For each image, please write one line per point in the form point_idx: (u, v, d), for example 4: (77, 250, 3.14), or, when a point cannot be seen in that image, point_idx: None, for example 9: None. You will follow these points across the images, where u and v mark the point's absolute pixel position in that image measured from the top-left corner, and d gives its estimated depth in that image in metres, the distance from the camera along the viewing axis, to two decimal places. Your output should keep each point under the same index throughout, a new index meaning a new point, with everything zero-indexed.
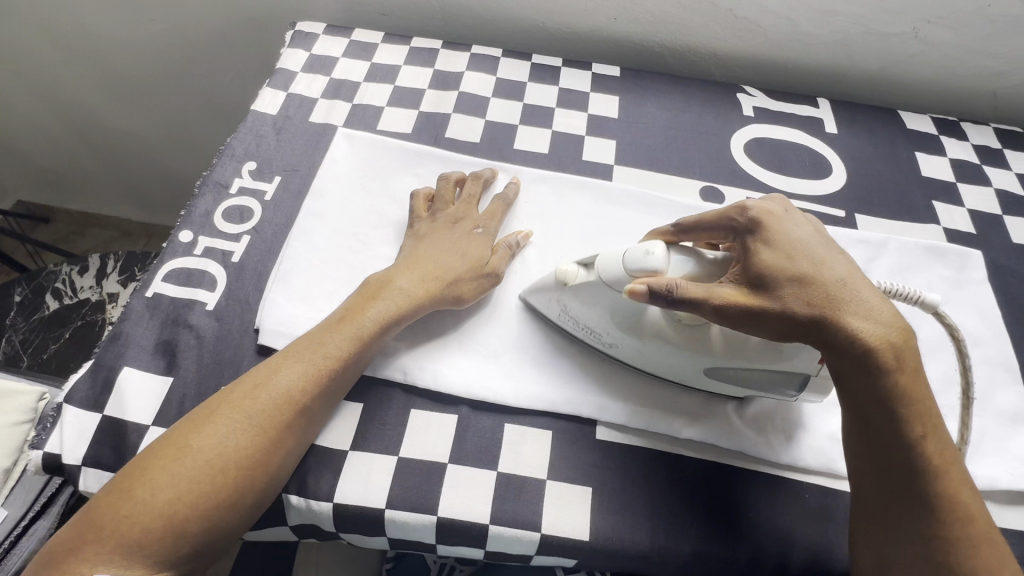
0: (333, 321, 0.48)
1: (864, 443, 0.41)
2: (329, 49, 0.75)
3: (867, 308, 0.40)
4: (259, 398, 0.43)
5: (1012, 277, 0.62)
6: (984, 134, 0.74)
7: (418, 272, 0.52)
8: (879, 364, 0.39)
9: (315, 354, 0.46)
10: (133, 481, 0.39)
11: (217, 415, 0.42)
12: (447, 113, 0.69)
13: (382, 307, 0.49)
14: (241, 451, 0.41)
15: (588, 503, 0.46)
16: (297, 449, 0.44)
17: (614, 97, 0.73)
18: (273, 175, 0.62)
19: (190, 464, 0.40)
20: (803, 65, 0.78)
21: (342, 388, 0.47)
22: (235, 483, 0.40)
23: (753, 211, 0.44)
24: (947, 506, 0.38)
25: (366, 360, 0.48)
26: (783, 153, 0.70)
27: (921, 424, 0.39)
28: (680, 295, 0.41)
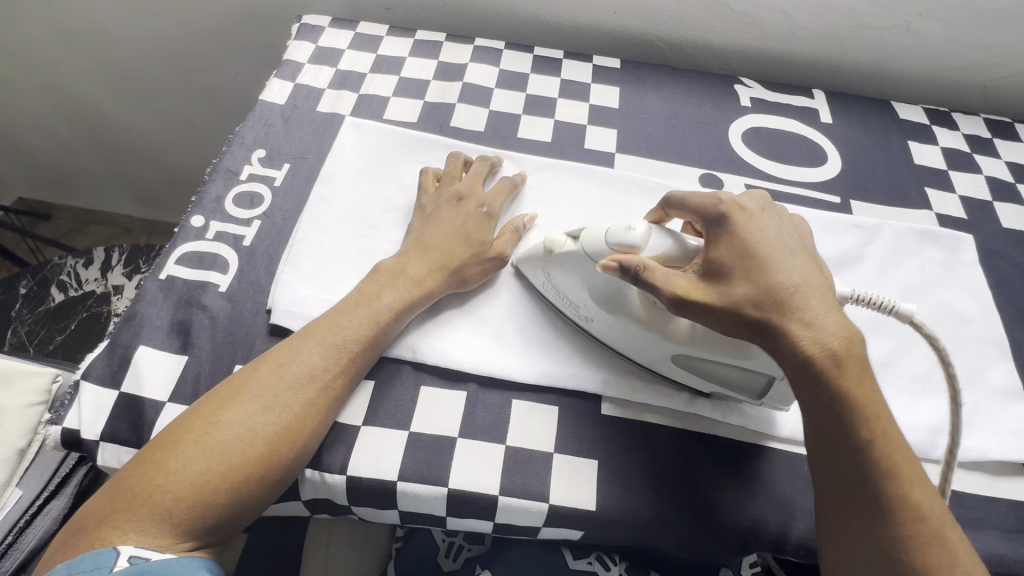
0: (351, 304, 0.50)
1: (816, 445, 0.42)
2: (334, 41, 0.76)
3: (812, 315, 0.40)
4: (284, 377, 0.45)
5: (1002, 260, 0.64)
6: (974, 124, 0.76)
7: (427, 258, 0.53)
8: (821, 370, 0.39)
9: (336, 336, 0.47)
10: (164, 454, 0.40)
11: (246, 391, 0.44)
12: (451, 104, 0.71)
13: (396, 291, 0.51)
14: (270, 427, 0.42)
15: (594, 476, 0.47)
16: (323, 428, 0.45)
17: (614, 88, 0.75)
18: (282, 162, 0.64)
19: (220, 438, 0.41)
20: (799, 57, 0.80)
21: (364, 370, 0.49)
22: (262, 458, 0.42)
23: (726, 204, 0.46)
24: (901, 511, 0.38)
25: (384, 342, 0.50)
26: (780, 142, 0.71)
27: (868, 430, 0.39)
28: (641, 279, 0.43)
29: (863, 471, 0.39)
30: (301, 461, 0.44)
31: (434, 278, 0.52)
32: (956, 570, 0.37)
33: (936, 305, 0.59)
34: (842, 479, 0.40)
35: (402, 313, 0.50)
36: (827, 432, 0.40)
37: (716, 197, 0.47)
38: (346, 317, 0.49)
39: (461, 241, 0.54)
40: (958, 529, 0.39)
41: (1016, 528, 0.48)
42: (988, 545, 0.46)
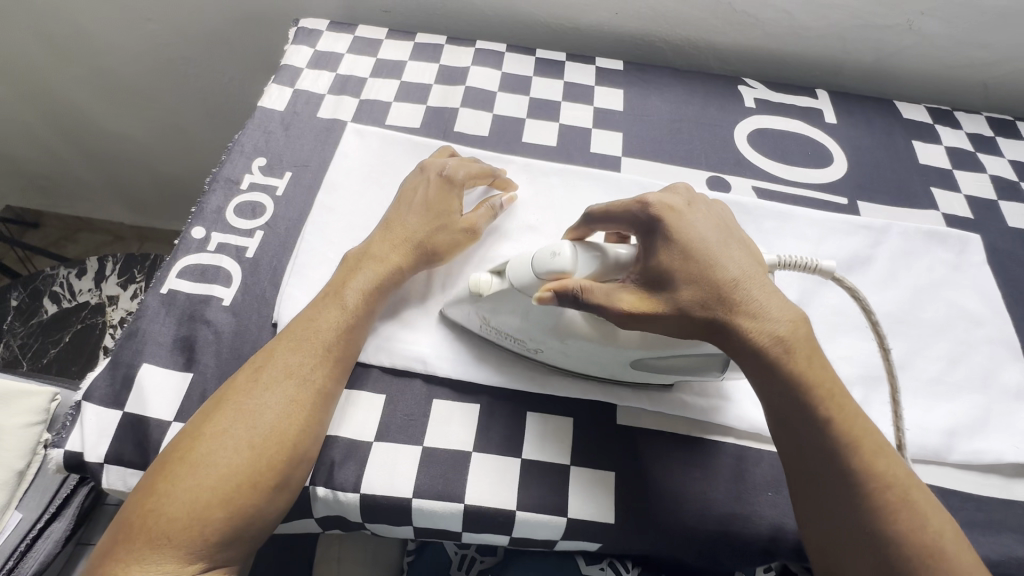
0: (322, 298, 0.49)
1: (779, 435, 0.42)
2: (333, 45, 0.75)
3: (758, 305, 0.41)
4: (258, 378, 0.44)
5: (1010, 259, 0.64)
6: (977, 123, 0.76)
7: (391, 239, 0.52)
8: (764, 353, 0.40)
9: (308, 329, 0.46)
10: (156, 477, 0.40)
11: (227, 402, 0.42)
12: (454, 108, 0.70)
13: (364, 277, 0.50)
14: (253, 430, 0.41)
15: (612, 488, 0.47)
16: (320, 432, 0.44)
17: (617, 90, 0.74)
18: (284, 170, 0.62)
19: (205, 451, 0.40)
20: (802, 57, 0.80)
21: (347, 362, 0.47)
22: (251, 462, 0.40)
23: (653, 206, 0.44)
24: (872, 488, 0.39)
25: (360, 329, 0.48)
26: (785, 144, 0.71)
27: (825, 410, 0.40)
28: (588, 299, 0.42)
29: (824, 450, 0.39)
30: (305, 468, 0.43)
31: (401, 253, 0.51)
32: (931, 544, 0.37)
33: (946, 305, 0.59)
34: (808, 462, 0.40)
35: (376, 296, 0.50)
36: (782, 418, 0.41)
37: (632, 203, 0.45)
38: (318, 311, 0.47)
39: (420, 214, 0.53)
40: (921, 486, 0.40)
41: None
42: (1008, 548, 0.46)
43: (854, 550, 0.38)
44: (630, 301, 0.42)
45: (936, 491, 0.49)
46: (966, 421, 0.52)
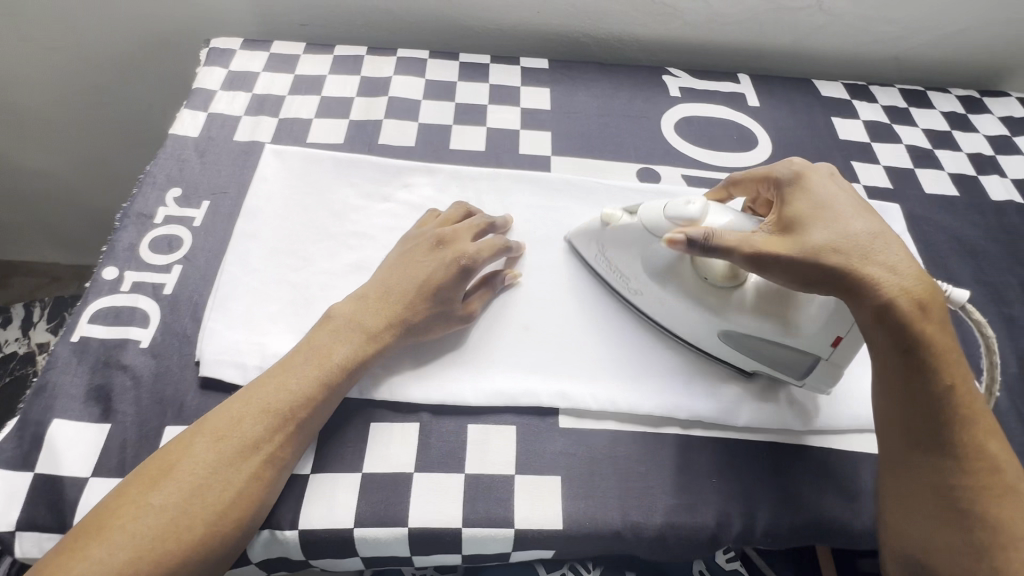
0: (302, 360, 0.46)
1: (893, 391, 0.42)
2: (247, 64, 0.72)
3: (892, 262, 0.42)
4: (224, 449, 0.41)
5: (930, 224, 0.66)
6: (890, 95, 0.79)
7: (384, 314, 0.49)
8: (874, 311, 0.41)
9: (280, 399, 0.44)
10: (86, 543, 0.37)
11: (180, 471, 0.40)
12: (378, 120, 0.68)
13: (347, 343, 0.47)
14: (205, 506, 0.39)
15: (559, 492, 0.46)
16: (267, 501, 0.42)
17: (543, 89, 0.74)
18: (200, 199, 0.59)
19: (148, 524, 0.38)
20: (722, 43, 0.81)
21: (304, 433, 0.45)
22: (197, 540, 0.38)
23: (796, 165, 0.49)
24: (976, 462, 0.40)
25: (333, 400, 0.46)
26: (711, 130, 0.72)
27: (948, 373, 0.41)
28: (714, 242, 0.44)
29: (942, 409, 0.41)
30: (250, 526, 0.41)
31: (380, 339, 0.48)
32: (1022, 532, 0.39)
33: None
34: (926, 417, 0.41)
35: (355, 371, 0.47)
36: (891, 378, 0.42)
37: (769, 172, 0.51)
38: (295, 374, 0.45)
39: (416, 295, 0.50)
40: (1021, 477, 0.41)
41: None
42: None
43: (934, 523, 0.40)
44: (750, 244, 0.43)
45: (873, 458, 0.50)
46: None
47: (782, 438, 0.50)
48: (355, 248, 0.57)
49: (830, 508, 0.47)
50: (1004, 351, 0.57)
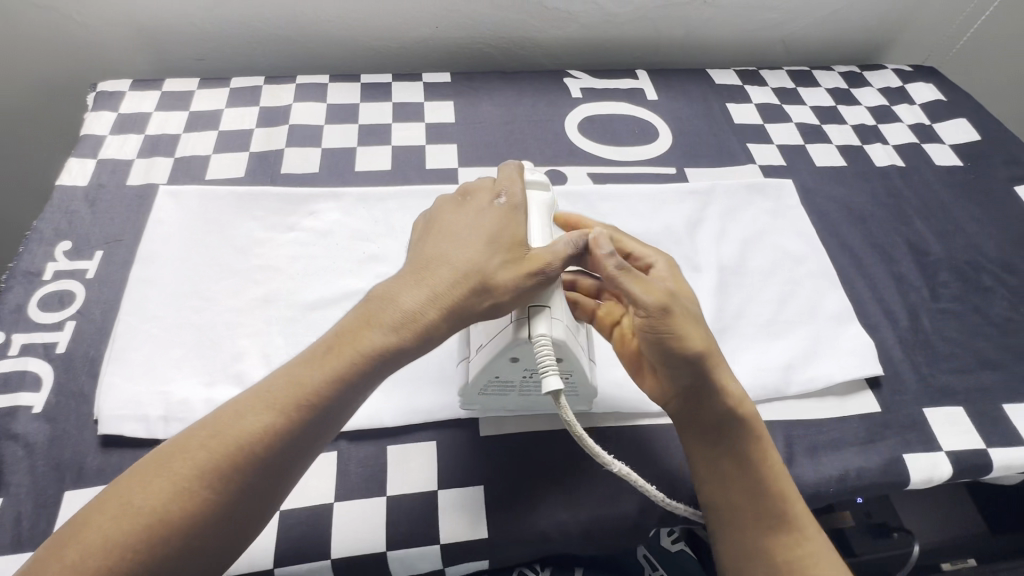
0: (323, 351, 0.40)
1: (743, 471, 0.43)
2: (138, 105, 0.70)
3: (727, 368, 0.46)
4: (222, 449, 0.36)
5: (821, 195, 0.70)
6: (779, 78, 0.83)
7: (442, 275, 0.42)
8: (729, 402, 0.43)
9: (298, 393, 0.38)
10: (68, 539, 0.34)
11: (170, 471, 0.36)
12: (279, 149, 0.67)
13: (387, 323, 0.40)
14: (183, 516, 0.35)
15: (483, 501, 0.46)
16: (250, 514, 0.37)
17: (447, 103, 0.74)
18: (93, 250, 0.57)
19: (122, 529, 0.34)
20: (619, 43, 0.84)
21: (314, 438, 0.39)
22: (171, 552, 0.34)
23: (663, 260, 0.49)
24: (792, 538, 0.42)
25: (358, 392, 0.40)
26: (613, 127, 0.74)
27: (773, 458, 0.44)
28: (617, 273, 0.43)
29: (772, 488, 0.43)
30: (233, 539, 0.37)
31: (432, 305, 0.41)
32: None
33: (772, 251, 0.64)
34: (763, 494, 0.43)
35: (394, 352, 0.40)
36: (725, 462, 0.44)
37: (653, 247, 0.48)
38: (315, 368, 0.39)
39: (479, 245, 0.43)
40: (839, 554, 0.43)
41: (868, 439, 0.52)
42: (846, 462, 0.50)
43: None
44: (662, 303, 0.43)
45: (783, 425, 0.52)
46: (800, 353, 0.56)
47: None
48: (261, 282, 0.56)
49: None
50: (896, 307, 0.61)
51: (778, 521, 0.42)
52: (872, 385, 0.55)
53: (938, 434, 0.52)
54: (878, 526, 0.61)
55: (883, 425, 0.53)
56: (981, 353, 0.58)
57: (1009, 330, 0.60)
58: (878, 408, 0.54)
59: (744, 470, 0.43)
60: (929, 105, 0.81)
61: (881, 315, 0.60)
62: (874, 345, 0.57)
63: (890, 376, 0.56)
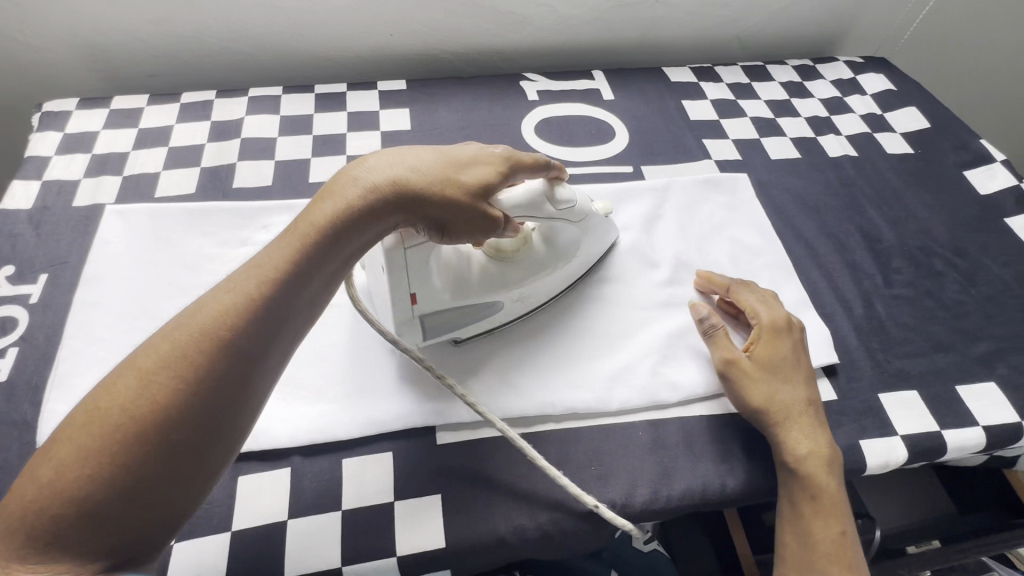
0: (280, 240, 0.39)
1: (795, 518, 0.46)
2: (85, 125, 0.69)
3: (811, 429, 0.48)
4: (187, 335, 0.34)
5: (776, 187, 0.71)
6: (734, 74, 0.84)
7: (392, 169, 0.42)
8: (792, 456, 0.47)
9: (260, 273, 0.37)
10: (42, 461, 0.31)
11: (135, 365, 0.32)
12: (231, 164, 0.66)
13: (335, 207, 0.40)
14: (159, 404, 0.32)
15: (440, 510, 0.46)
16: (227, 395, 0.34)
17: (402, 110, 0.74)
18: (37, 274, 0.56)
19: (95, 432, 0.30)
20: (575, 44, 0.85)
21: (283, 314, 0.37)
22: (158, 445, 0.31)
23: (765, 319, 0.53)
24: None
25: (318, 273, 0.39)
26: (570, 128, 0.75)
27: (833, 519, 0.46)
28: (707, 332, 0.54)
29: (819, 542, 0.45)
30: (218, 426, 0.33)
31: (381, 194, 0.41)
32: None
33: (729, 245, 0.64)
34: (810, 546, 0.45)
35: (350, 229, 0.40)
36: (784, 508, 0.48)
37: (754, 309, 0.54)
38: (272, 255, 0.38)
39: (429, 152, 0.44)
40: None
41: None
42: None
43: None
44: (725, 360, 0.51)
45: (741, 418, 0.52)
46: None
47: (654, 413, 0.52)
48: None
49: (706, 479, 0.49)
50: (851, 295, 0.62)
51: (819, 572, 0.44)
52: (828, 372, 0.56)
53: (893, 419, 0.53)
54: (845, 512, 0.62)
55: (838, 413, 0.53)
56: (933, 336, 0.59)
57: (960, 313, 0.61)
58: (834, 396, 0.54)
59: (793, 515, 0.47)
60: (881, 95, 0.82)
61: (836, 304, 0.61)
62: (830, 333, 0.58)
63: (846, 363, 0.56)
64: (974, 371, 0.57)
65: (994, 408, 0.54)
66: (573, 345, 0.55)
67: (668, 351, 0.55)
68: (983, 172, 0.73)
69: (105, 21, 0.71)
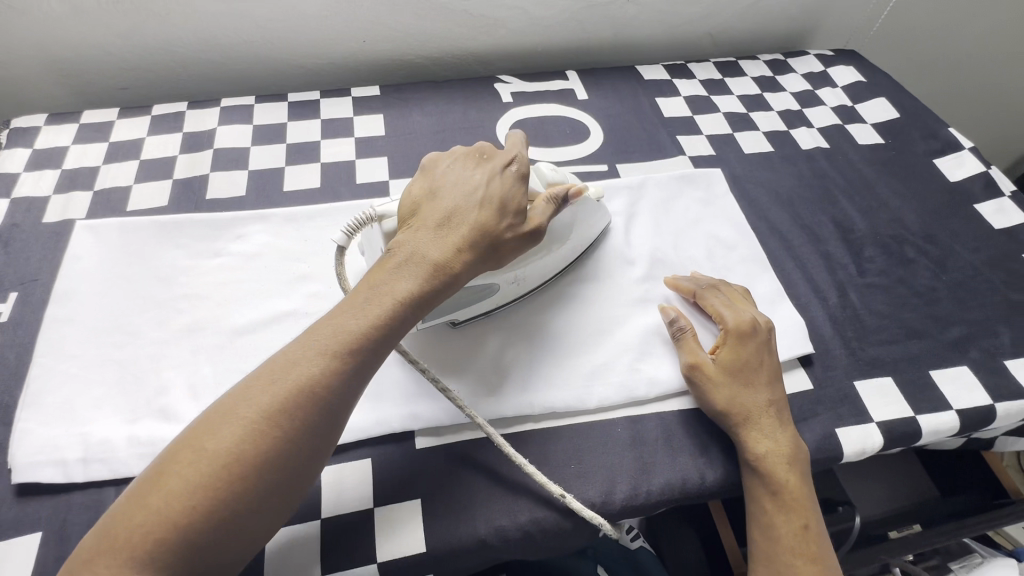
0: (359, 298, 0.42)
1: (761, 514, 0.48)
2: (54, 140, 0.68)
3: (771, 428, 0.48)
4: (283, 391, 0.37)
5: (750, 181, 0.71)
6: (706, 70, 0.85)
7: (456, 230, 0.46)
8: (752, 455, 0.48)
9: (342, 331, 0.40)
10: (147, 489, 0.34)
11: (236, 414, 0.36)
12: (204, 175, 0.66)
13: (410, 271, 0.44)
14: (260, 451, 0.35)
15: (419, 515, 0.46)
16: (313, 446, 0.37)
17: (376, 116, 0.74)
18: (6, 292, 0.55)
19: (200, 471, 0.34)
20: (549, 46, 0.85)
21: (364, 377, 0.40)
22: (253, 487, 0.35)
23: (730, 324, 0.52)
24: None
25: (395, 337, 0.42)
26: (544, 129, 0.75)
27: (795, 513, 0.47)
28: (677, 335, 0.54)
29: (784, 535, 0.46)
30: (304, 474, 0.37)
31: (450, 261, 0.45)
32: None
33: (704, 240, 0.65)
34: (775, 540, 0.46)
35: (422, 296, 0.44)
36: (749, 506, 0.48)
37: (719, 312, 0.54)
38: (354, 315, 0.41)
39: (484, 208, 0.47)
40: None
41: (800, 417, 0.53)
42: None
43: None
44: (690, 364, 0.52)
45: None
46: None
47: (632, 409, 0.52)
48: (187, 310, 0.55)
49: (684, 473, 0.49)
50: (825, 285, 0.62)
51: (786, 567, 0.45)
52: (804, 362, 0.56)
53: (869, 406, 0.54)
54: (824, 502, 0.63)
55: (815, 402, 0.54)
56: (906, 322, 0.60)
57: (932, 299, 0.62)
58: (810, 385, 0.55)
59: (759, 513, 0.48)
60: (851, 86, 0.83)
61: (811, 294, 0.61)
62: (805, 324, 0.58)
63: (821, 352, 0.57)
64: (947, 356, 0.57)
65: (967, 391, 0.55)
66: (552, 343, 0.55)
67: (645, 347, 0.55)
68: (953, 160, 0.74)
69: (72, 35, 0.70)
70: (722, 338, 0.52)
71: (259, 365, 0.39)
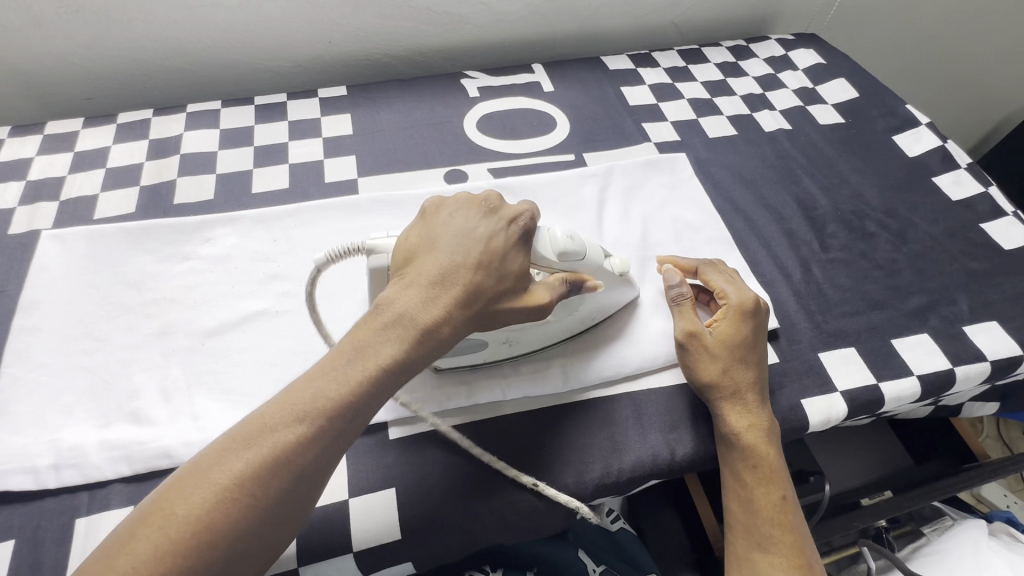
0: (343, 360, 0.39)
1: (737, 486, 0.48)
2: (17, 152, 0.68)
3: (751, 404, 0.49)
4: (257, 458, 0.35)
5: (715, 165, 0.73)
6: (670, 58, 0.87)
7: (448, 287, 0.42)
8: (732, 430, 0.49)
9: (320, 401, 0.37)
10: (117, 549, 0.32)
11: (210, 480, 0.34)
12: (171, 180, 0.66)
13: (397, 334, 0.40)
14: (231, 523, 0.33)
15: (393, 503, 0.46)
16: (286, 517, 0.36)
17: (344, 115, 0.74)
18: None
19: (171, 535, 0.33)
20: (515, 40, 0.86)
21: (341, 444, 0.38)
22: (226, 554, 0.33)
23: (734, 301, 0.52)
24: (773, 552, 0.45)
25: (377, 402, 0.40)
26: (512, 121, 0.76)
27: (772, 484, 0.48)
28: (675, 302, 0.54)
29: (761, 505, 0.47)
30: (277, 538, 0.36)
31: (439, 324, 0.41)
32: None
33: (671, 223, 0.66)
34: (752, 510, 0.47)
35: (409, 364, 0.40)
36: (727, 478, 0.49)
37: (722, 289, 0.54)
38: (334, 378, 0.38)
39: (480, 261, 0.43)
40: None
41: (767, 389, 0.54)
42: None
43: None
44: (689, 331, 0.51)
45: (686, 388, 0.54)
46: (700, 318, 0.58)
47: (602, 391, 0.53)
48: (156, 315, 0.55)
49: (658, 450, 0.50)
50: (790, 262, 0.64)
51: (763, 538, 0.46)
52: (770, 337, 0.57)
53: (833, 376, 0.55)
54: (798, 473, 0.66)
55: (781, 374, 0.55)
56: (868, 294, 0.61)
57: (893, 271, 0.63)
58: (776, 359, 0.56)
59: (735, 486, 0.49)
60: (812, 69, 0.85)
61: (776, 272, 0.63)
62: (770, 300, 0.60)
63: (787, 327, 0.58)
64: (909, 324, 0.59)
65: (927, 357, 0.56)
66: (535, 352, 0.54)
67: (615, 330, 0.56)
68: (911, 136, 0.76)
69: (32, 45, 0.70)
70: (723, 313, 0.53)
71: (238, 424, 0.37)
